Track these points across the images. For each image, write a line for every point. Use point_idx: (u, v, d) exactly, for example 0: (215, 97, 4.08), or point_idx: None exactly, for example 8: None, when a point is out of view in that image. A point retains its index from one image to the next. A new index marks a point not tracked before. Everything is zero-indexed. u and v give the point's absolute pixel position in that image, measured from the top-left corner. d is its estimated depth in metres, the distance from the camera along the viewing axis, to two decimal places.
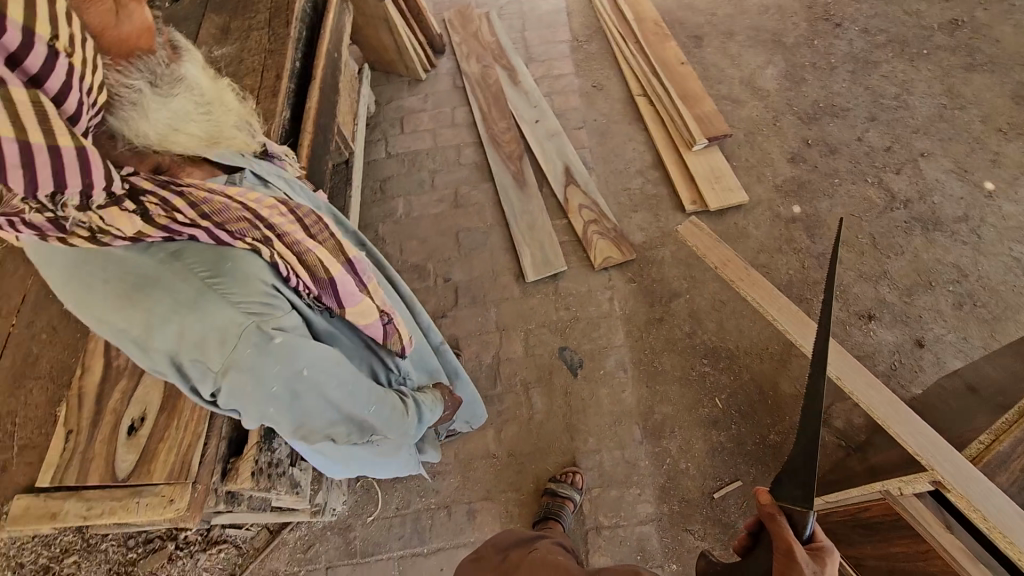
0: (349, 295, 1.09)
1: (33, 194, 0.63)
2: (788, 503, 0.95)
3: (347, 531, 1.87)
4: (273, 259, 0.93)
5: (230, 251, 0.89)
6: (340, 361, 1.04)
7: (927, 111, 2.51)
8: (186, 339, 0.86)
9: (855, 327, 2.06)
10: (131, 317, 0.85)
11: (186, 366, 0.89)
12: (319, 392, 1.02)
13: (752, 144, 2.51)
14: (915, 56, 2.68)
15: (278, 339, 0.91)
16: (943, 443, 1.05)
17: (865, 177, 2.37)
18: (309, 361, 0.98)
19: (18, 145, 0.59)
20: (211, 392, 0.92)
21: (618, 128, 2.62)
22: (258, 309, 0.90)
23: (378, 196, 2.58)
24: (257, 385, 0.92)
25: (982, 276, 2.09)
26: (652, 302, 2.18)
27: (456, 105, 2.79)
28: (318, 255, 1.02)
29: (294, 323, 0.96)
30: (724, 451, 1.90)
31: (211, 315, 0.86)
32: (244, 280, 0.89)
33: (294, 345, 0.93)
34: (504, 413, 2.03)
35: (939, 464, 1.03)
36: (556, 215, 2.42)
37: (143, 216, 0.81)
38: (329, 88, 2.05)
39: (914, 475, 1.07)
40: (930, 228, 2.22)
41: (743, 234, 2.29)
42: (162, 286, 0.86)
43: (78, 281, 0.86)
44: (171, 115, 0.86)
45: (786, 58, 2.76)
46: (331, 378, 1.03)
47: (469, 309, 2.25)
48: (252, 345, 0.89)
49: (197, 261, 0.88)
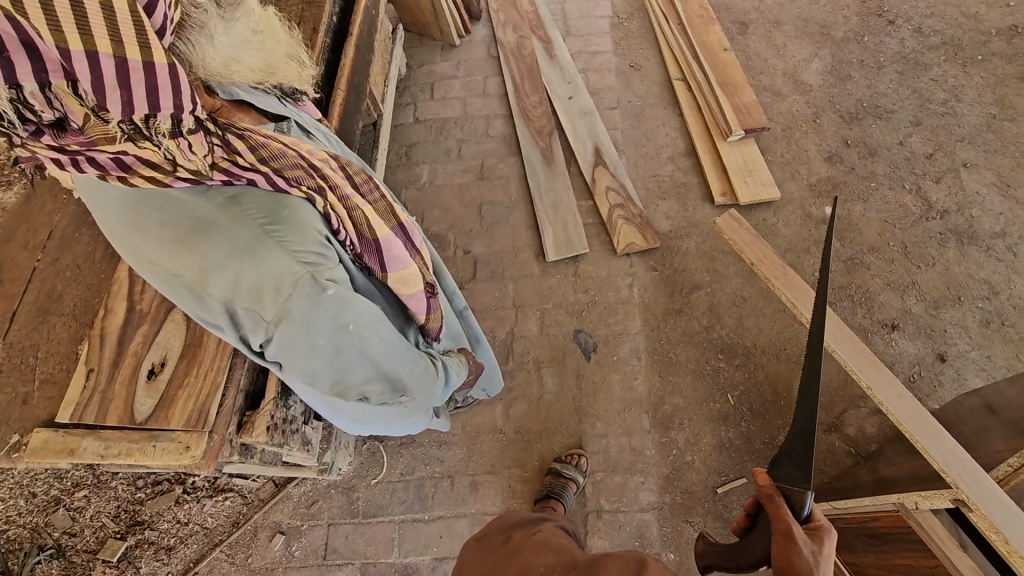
0: (393, 255, 1.06)
1: (129, 115, 0.65)
2: (785, 483, 0.96)
3: (350, 492, 1.90)
4: (325, 211, 0.92)
5: (286, 198, 0.88)
6: (385, 319, 1.02)
7: (974, 120, 2.42)
8: (241, 285, 0.84)
9: (877, 336, 2.03)
10: (188, 261, 0.84)
11: (238, 313, 0.88)
12: (364, 349, 1.00)
13: (789, 139, 2.44)
14: (969, 61, 2.58)
15: (331, 291, 0.88)
16: (972, 463, 1.03)
17: (903, 183, 2.30)
18: (358, 315, 0.95)
19: (116, 61, 0.60)
20: (260, 342, 0.91)
21: (653, 112, 2.55)
22: (312, 258, 0.87)
23: (403, 162, 2.55)
24: (306, 337, 0.90)
25: (1013, 295, 2.04)
26: (672, 292, 2.15)
27: (489, 75, 2.73)
28: (364, 212, 1.01)
29: (344, 276, 0.93)
30: (732, 447, 1.89)
31: (267, 263, 0.83)
32: (300, 228, 0.87)
33: (346, 297, 0.90)
34: (514, 390, 2.03)
35: (965, 483, 1.01)
36: (582, 195, 2.38)
37: (209, 153, 0.79)
38: (365, 45, 2.00)
39: (935, 491, 1.06)
40: (965, 241, 2.16)
41: (771, 231, 2.25)
42: (220, 230, 0.84)
43: (134, 221, 0.85)
44: (233, 43, 0.82)
45: (833, 53, 2.66)
46: (376, 336, 1.00)
47: (486, 283, 2.24)
48: (305, 295, 0.86)
49: (254, 207, 0.86)
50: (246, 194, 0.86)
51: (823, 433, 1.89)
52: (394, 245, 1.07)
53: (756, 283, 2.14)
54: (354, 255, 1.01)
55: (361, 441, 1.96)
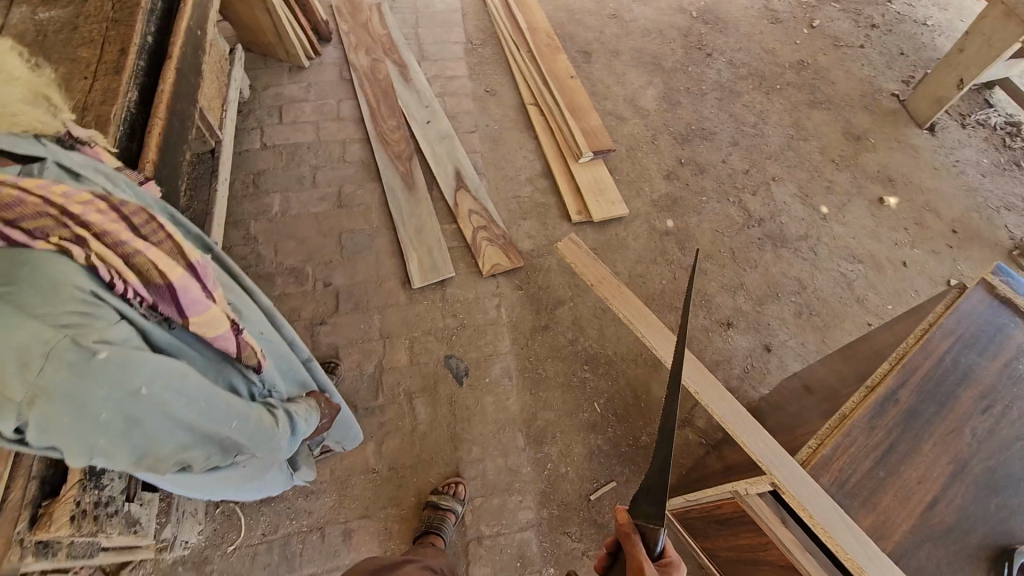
0: (195, 301, 0.94)
1: None
2: (641, 520, 1.06)
3: (202, 565, 1.69)
4: (90, 263, 0.81)
5: (28, 254, 0.76)
6: (191, 374, 0.89)
7: (778, 140, 2.82)
8: None
9: (718, 334, 2.26)
10: None
11: None
12: (167, 416, 0.87)
13: (632, 159, 2.65)
14: (770, 89, 3.01)
15: (100, 355, 0.77)
16: (781, 449, 1.16)
17: (728, 196, 2.61)
18: (148, 376, 0.83)
19: None
20: (15, 429, 0.75)
21: (509, 136, 2.64)
22: (71, 321, 0.76)
23: (250, 191, 2.36)
24: (79, 411, 0.77)
25: (818, 288, 2.39)
26: (537, 309, 2.22)
27: (342, 98, 2.64)
28: (151, 257, 0.88)
29: (123, 334, 0.82)
30: (601, 453, 1.98)
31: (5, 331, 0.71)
32: (49, 286, 0.75)
33: (125, 358, 0.79)
34: (386, 424, 1.95)
35: (777, 468, 1.14)
36: (445, 219, 2.38)
37: None
38: (190, 68, 1.83)
39: (757, 477, 1.19)
40: (779, 245, 2.49)
41: (622, 245, 2.42)
42: None
43: None
44: None
45: (664, 81, 2.95)
46: (180, 398, 0.88)
47: (350, 315, 2.14)
48: (65, 362, 0.74)
49: None
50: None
51: (679, 429, 2.06)
52: (197, 290, 0.95)
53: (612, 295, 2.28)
54: (145, 307, 0.90)
55: (213, 504, 1.76)
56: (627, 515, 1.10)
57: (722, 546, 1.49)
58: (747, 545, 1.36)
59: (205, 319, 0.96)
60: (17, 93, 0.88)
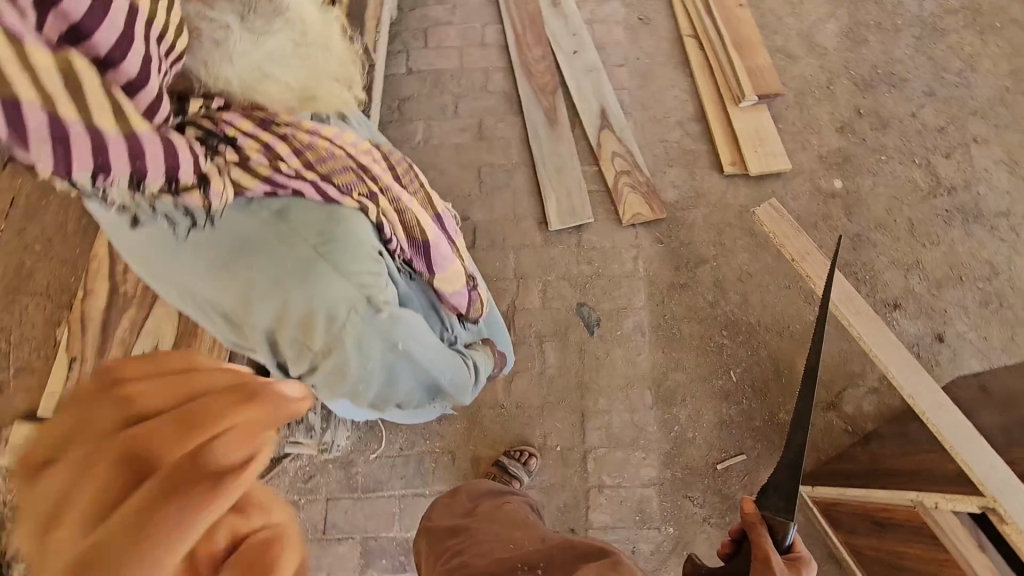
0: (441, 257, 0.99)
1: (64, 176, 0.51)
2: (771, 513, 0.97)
3: (348, 466, 1.86)
4: (378, 221, 0.83)
5: (338, 212, 0.78)
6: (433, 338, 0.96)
7: (987, 93, 2.36)
8: (290, 311, 0.79)
9: (879, 315, 2.04)
10: (234, 283, 0.79)
11: (284, 337, 0.83)
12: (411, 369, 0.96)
13: (801, 106, 2.34)
14: (986, 28, 2.49)
15: (389, 318, 0.83)
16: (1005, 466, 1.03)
17: (913, 157, 2.26)
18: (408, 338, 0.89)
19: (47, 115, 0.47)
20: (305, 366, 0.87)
21: (662, 72, 2.41)
22: (368, 282, 0.80)
23: (395, 117, 2.36)
24: (358, 363, 0.86)
25: (1012, 276, 2.06)
26: (677, 266, 2.10)
27: (487, 22, 2.52)
28: (415, 212, 0.92)
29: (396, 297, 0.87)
30: (733, 424, 1.90)
31: (325, 293, 0.77)
32: (354, 247, 0.79)
33: (400, 321, 0.85)
34: (516, 364, 1.98)
35: None
36: (587, 161, 2.26)
37: (244, 164, 0.72)
38: None
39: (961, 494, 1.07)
40: (969, 220, 2.15)
41: (779, 204, 2.19)
42: (267, 252, 0.76)
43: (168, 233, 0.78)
44: (265, 54, 0.70)
45: (850, 13, 2.53)
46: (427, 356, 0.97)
47: (486, 252, 2.14)
48: (359, 321, 0.81)
49: (304, 223, 0.76)
50: (297, 204, 0.76)
51: (822, 411, 1.91)
52: (444, 249, 0.99)
53: (762, 259, 2.10)
54: (402, 261, 0.92)
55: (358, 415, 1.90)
56: (753, 505, 0.98)
57: (877, 549, 1.39)
58: (914, 557, 1.25)
59: (445, 275, 1.02)
60: (336, 66, 0.81)
